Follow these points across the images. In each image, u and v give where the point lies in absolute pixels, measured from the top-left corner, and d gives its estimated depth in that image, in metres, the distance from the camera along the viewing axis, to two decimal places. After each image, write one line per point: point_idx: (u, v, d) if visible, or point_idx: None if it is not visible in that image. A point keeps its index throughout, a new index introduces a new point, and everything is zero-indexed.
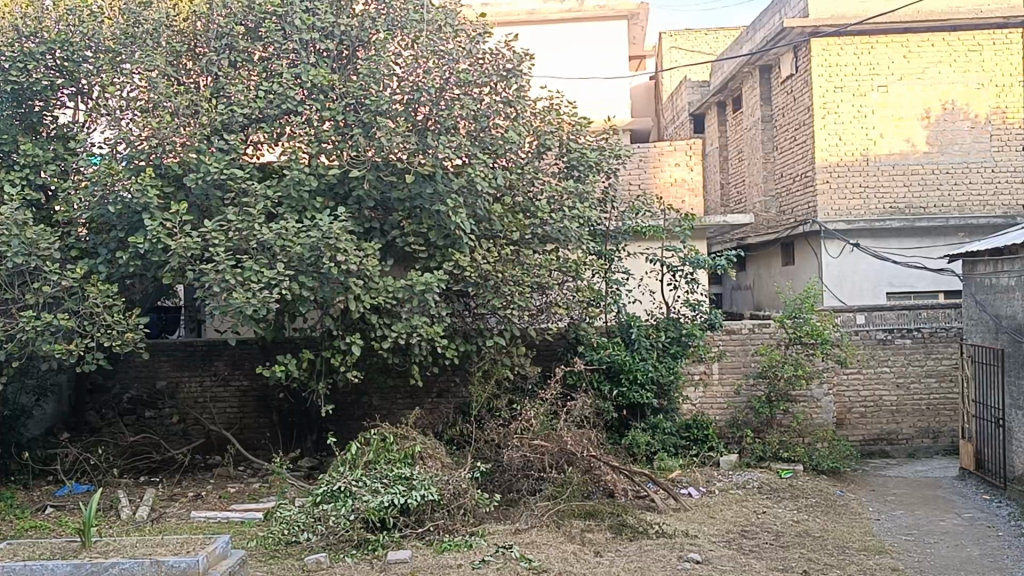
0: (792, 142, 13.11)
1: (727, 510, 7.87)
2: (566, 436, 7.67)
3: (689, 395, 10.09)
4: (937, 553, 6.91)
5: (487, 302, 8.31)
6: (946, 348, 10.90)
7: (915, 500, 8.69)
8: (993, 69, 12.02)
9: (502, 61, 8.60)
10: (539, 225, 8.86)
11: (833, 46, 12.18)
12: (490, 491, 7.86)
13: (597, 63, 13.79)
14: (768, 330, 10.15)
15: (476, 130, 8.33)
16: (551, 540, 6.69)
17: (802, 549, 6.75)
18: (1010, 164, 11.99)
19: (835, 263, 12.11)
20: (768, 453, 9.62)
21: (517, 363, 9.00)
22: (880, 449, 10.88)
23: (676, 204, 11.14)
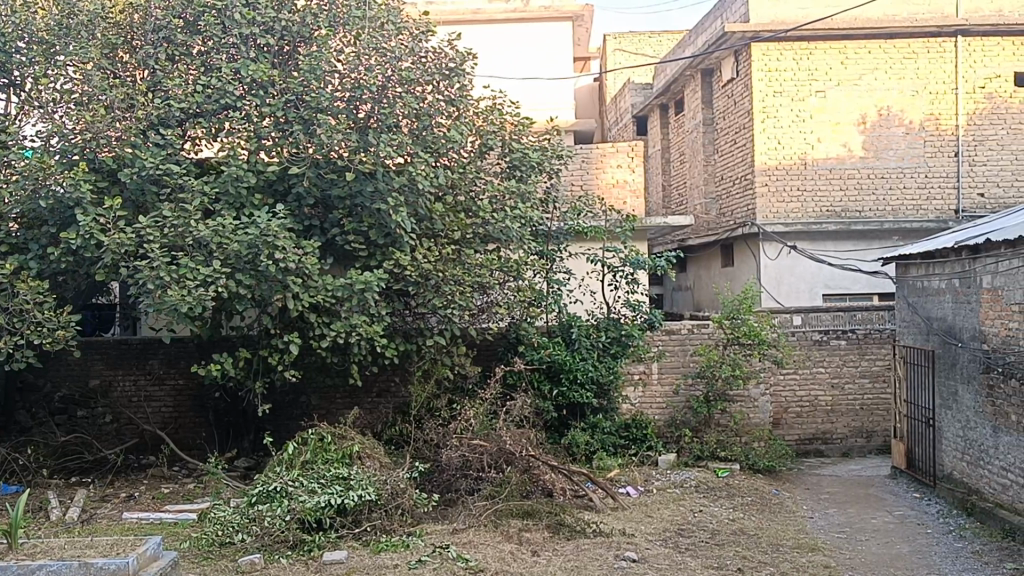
0: (732, 145, 13.27)
1: (663, 509, 7.93)
2: (505, 436, 7.72)
3: (628, 395, 10.13)
4: (868, 550, 7.03)
5: (428, 302, 8.26)
6: (879, 349, 11.10)
7: (849, 499, 8.82)
8: (927, 77, 12.26)
9: (445, 59, 8.62)
10: (481, 224, 8.81)
11: (773, 51, 12.33)
12: (428, 491, 7.85)
13: (542, 64, 13.82)
14: (707, 330, 10.23)
15: (418, 130, 8.29)
16: (487, 539, 6.68)
17: (738, 547, 6.83)
18: (944, 170, 12.24)
19: (773, 265, 12.28)
20: (706, 452, 9.73)
21: (457, 363, 8.96)
22: (814, 448, 11.05)
23: (617, 204, 11.20)
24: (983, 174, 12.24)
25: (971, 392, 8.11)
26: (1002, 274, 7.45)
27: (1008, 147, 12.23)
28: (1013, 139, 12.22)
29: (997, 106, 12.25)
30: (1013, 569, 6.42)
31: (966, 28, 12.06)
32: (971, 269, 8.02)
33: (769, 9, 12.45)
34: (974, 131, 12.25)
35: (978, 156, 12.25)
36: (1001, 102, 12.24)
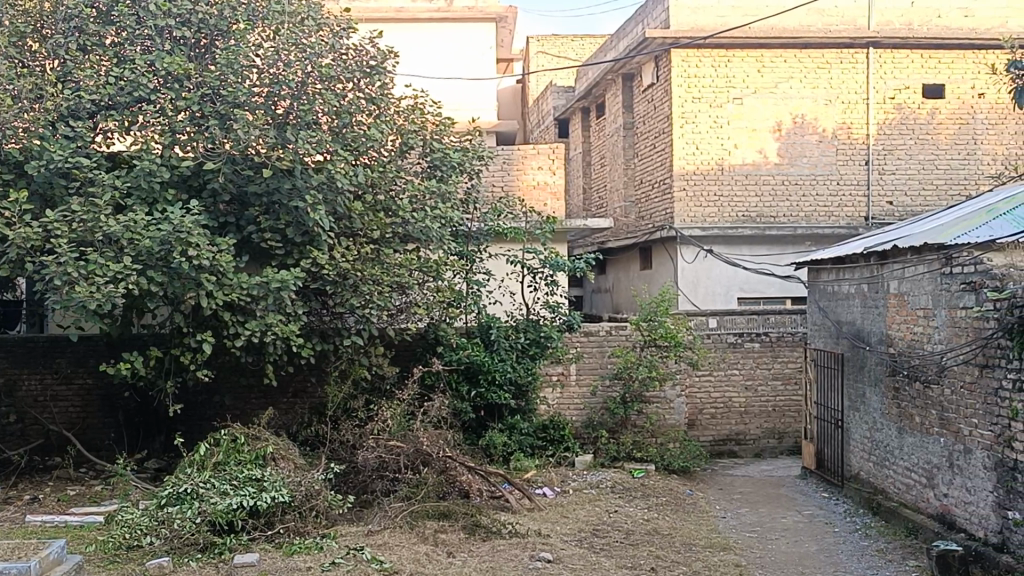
0: (651, 149, 13.41)
1: (579, 509, 7.99)
2: (421, 437, 7.70)
3: (546, 396, 10.14)
4: (777, 549, 7.17)
5: (346, 302, 8.18)
6: (791, 352, 11.35)
7: (760, 499, 8.99)
8: (839, 87, 12.57)
9: (366, 57, 8.58)
10: (400, 223, 8.73)
11: (692, 58, 12.47)
12: (344, 492, 7.81)
13: (462, 63, 13.75)
14: (624, 332, 10.32)
15: (338, 127, 8.20)
16: (402, 541, 6.65)
17: (652, 547, 6.91)
18: (854, 178, 12.59)
19: (690, 268, 12.43)
20: (622, 453, 9.85)
21: (375, 363, 8.88)
22: (728, 449, 11.22)
23: (537, 206, 11.17)
24: (891, 182, 12.62)
25: (877, 394, 8.34)
26: (908, 279, 7.68)
27: (915, 156, 12.63)
28: (920, 149, 12.63)
29: (905, 116, 12.63)
30: (915, 566, 6.61)
31: (877, 41, 12.41)
32: (879, 274, 8.24)
33: (689, 15, 12.63)
34: (884, 140, 12.61)
35: (887, 165, 12.63)
36: (910, 112, 12.62)
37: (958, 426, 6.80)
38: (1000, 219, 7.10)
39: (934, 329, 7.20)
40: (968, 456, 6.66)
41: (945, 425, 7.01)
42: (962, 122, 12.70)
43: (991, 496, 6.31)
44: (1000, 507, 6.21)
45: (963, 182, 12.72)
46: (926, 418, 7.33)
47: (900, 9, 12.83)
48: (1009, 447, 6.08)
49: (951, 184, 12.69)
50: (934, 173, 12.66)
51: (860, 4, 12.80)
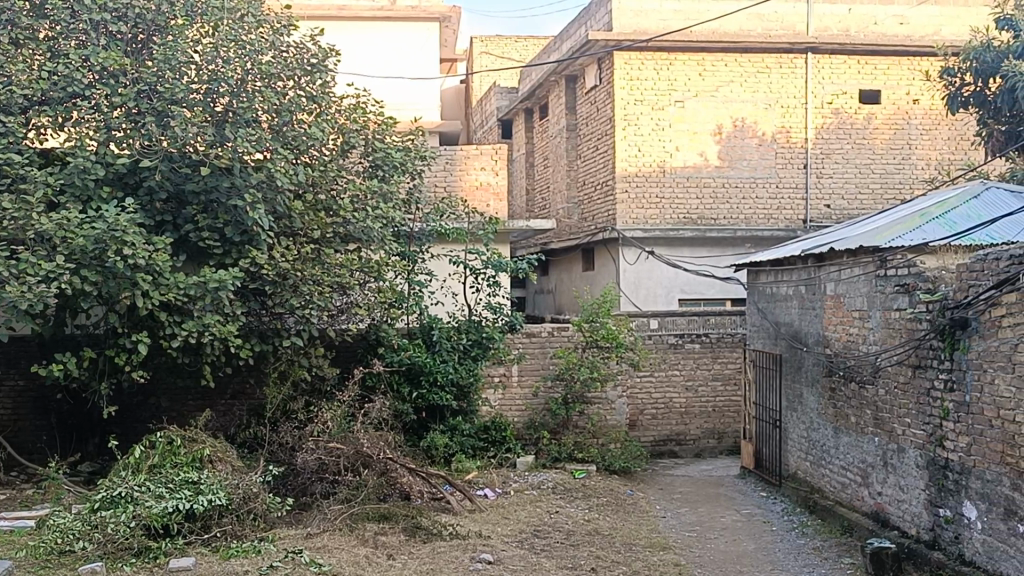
0: (593, 150, 13.46)
1: (520, 510, 7.99)
2: (361, 438, 7.64)
3: (488, 397, 10.13)
4: (715, 548, 7.24)
5: (285, 302, 8.07)
6: (731, 353, 11.48)
7: (699, 498, 9.07)
8: (778, 91, 12.74)
9: (307, 55, 8.48)
10: (341, 223, 8.65)
11: (634, 60, 12.50)
12: (283, 495, 7.75)
13: (406, 63, 13.68)
14: (566, 333, 10.33)
15: (278, 126, 8.10)
16: (342, 543, 6.59)
17: (593, 547, 6.93)
18: (792, 181, 12.78)
19: (632, 270, 12.50)
20: (564, 454, 9.88)
21: (315, 364, 8.78)
22: (669, 449, 11.32)
23: (481, 207, 11.12)
24: (829, 186, 12.84)
25: (814, 395, 8.46)
26: (844, 281, 7.80)
27: (851, 161, 12.86)
28: (856, 153, 12.87)
29: (843, 121, 12.85)
30: (850, 563, 6.71)
31: (815, 46, 12.60)
32: (816, 276, 8.36)
33: (632, 18, 12.67)
34: (821, 145, 12.83)
35: (824, 169, 12.85)
36: (847, 117, 12.85)
37: (891, 425, 6.93)
38: (933, 224, 7.27)
39: (869, 330, 7.32)
40: (901, 455, 6.79)
41: (879, 424, 7.14)
42: (897, 127, 12.96)
43: (924, 494, 6.44)
44: (932, 505, 6.33)
45: (897, 186, 12.97)
46: (861, 417, 7.46)
47: (837, 15, 13.06)
48: (941, 446, 6.21)
49: (886, 188, 12.94)
50: (870, 177, 12.90)
51: (799, 10, 13.01)
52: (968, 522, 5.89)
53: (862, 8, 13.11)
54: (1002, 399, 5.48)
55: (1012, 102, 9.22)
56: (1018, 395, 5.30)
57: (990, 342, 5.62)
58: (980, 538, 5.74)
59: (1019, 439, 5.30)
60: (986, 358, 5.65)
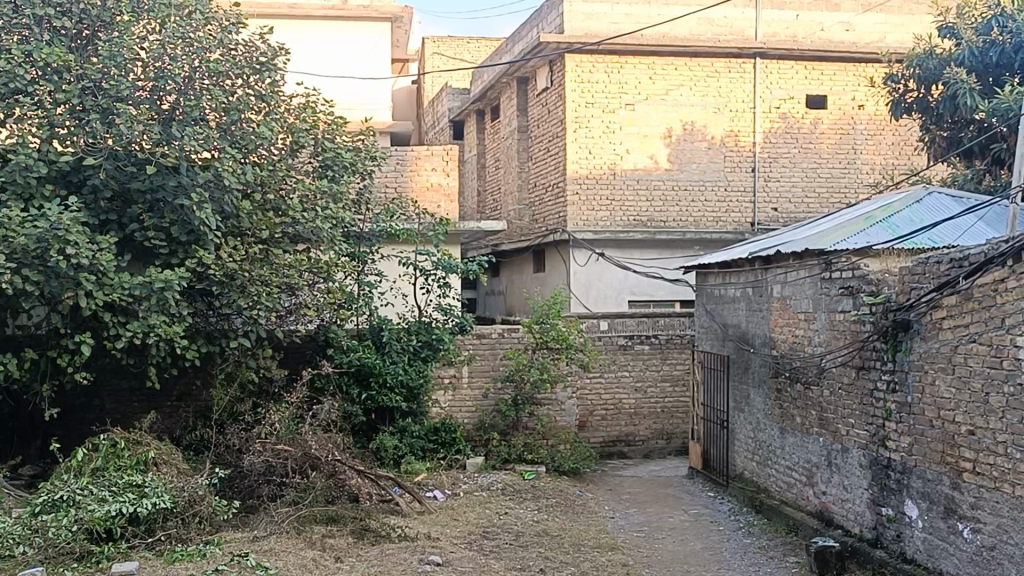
0: (545, 152, 13.49)
1: (469, 512, 7.97)
2: (309, 440, 7.60)
3: (438, 399, 10.10)
4: (663, 548, 7.29)
5: (233, 303, 7.97)
6: (680, 355, 11.57)
7: (648, 499, 9.14)
8: (727, 95, 12.87)
9: (256, 53, 8.39)
10: (290, 223, 8.57)
11: (586, 63, 12.51)
12: (229, 498, 7.68)
13: (357, 62, 13.58)
14: (517, 335, 10.35)
15: (226, 124, 8.00)
16: (289, 546, 6.53)
17: (541, 548, 6.94)
18: (741, 184, 12.94)
19: (582, 271, 12.55)
20: (513, 455, 9.90)
21: (263, 365, 8.69)
22: (618, 450, 11.38)
23: (431, 208, 11.09)
24: (776, 190, 13.02)
25: (761, 395, 8.56)
26: (790, 284, 7.89)
27: (798, 165, 13.06)
28: (803, 157, 13.06)
29: (790, 125, 13.03)
30: (795, 562, 6.79)
31: (763, 51, 12.73)
32: (763, 278, 8.47)
33: (583, 21, 12.69)
34: (769, 149, 12.99)
35: (772, 173, 13.02)
36: (795, 122, 13.03)
37: (835, 426, 7.03)
38: (877, 228, 7.40)
39: (814, 332, 7.42)
40: (845, 455, 6.89)
41: (824, 425, 7.24)
42: (843, 132, 13.17)
43: (867, 493, 6.54)
44: (875, 504, 6.43)
45: (843, 190, 13.19)
46: (807, 418, 7.56)
47: (786, 21, 13.26)
48: (883, 446, 6.31)
49: (832, 192, 13.14)
50: (817, 181, 13.09)
51: (747, 16, 13.16)
52: (910, 520, 5.99)
53: (810, 14, 13.34)
54: (942, 400, 5.59)
55: (953, 108, 9.38)
56: (959, 395, 5.42)
57: (931, 344, 5.73)
58: (920, 536, 5.85)
59: (959, 439, 5.41)
60: (928, 359, 5.76)
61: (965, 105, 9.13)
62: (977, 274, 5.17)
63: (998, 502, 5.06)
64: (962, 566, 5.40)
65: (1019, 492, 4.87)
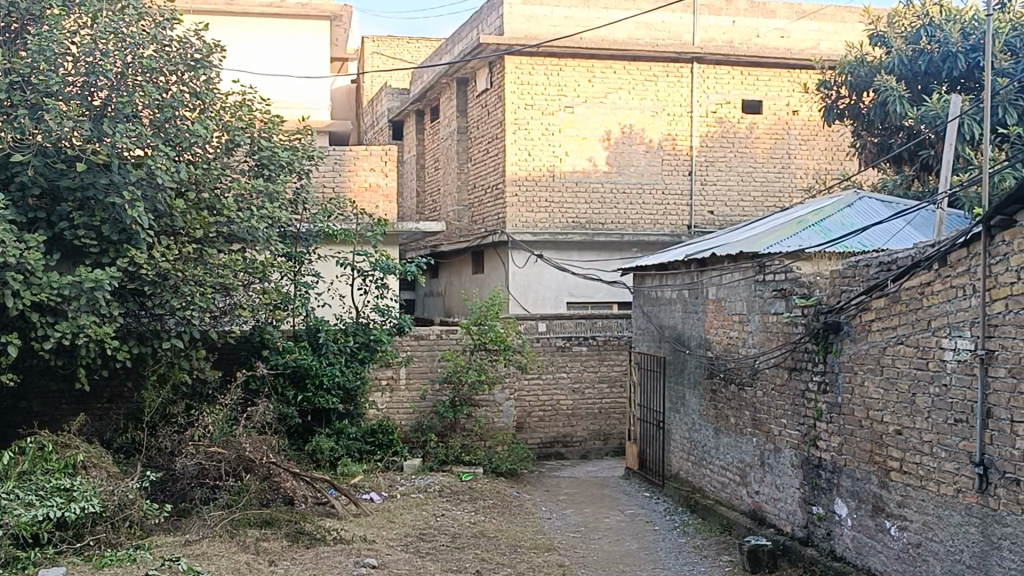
0: (484, 154, 13.49)
1: (406, 514, 7.94)
2: (244, 442, 7.53)
3: (375, 401, 10.05)
4: (598, 548, 7.34)
5: (166, 303, 7.83)
6: (617, 356, 11.67)
7: (584, 499, 9.19)
8: (665, 99, 12.99)
9: (191, 49, 8.26)
10: (224, 223, 8.44)
11: (525, 65, 12.53)
12: (160, 502, 7.50)
13: (295, 61, 13.44)
14: (455, 336, 10.35)
15: (159, 122, 7.87)
16: (222, 550, 6.44)
17: (478, 550, 6.94)
18: (678, 187, 13.07)
19: (521, 273, 12.58)
20: (451, 457, 9.89)
21: (196, 367, 8.56)
22: (556, 451, 11.42)
23: (369, 209, 11.02)
24: (712, 193, 13.19)
25: (696, 396, 8.65)
26: (725, 286, 7.99)
27: (734, 168, 13.25)
28: (738, 161, 13.26)
29: (726, 129, 13.21)
30: (728, 561, 6.87)
31: (701, 56, 12.92)
32: (699, 280, 8.56)
33: (522, 23, 12.71)
34: (705, 153, 13.16)
35: (708, 176, 13.19)
36: (731, 126, 13.22)
37: (768, 426, 7.14)
38: (809, 231, 7.53)
39: (747, 333, 7.53)
40: (777, 454, 7.00)
41: (757, 425, 7.35)
42: (778, 137, 13.40)
43: (798, 492, 6.65)
44: (806, 502, 6.54)
45: (777, 194, 13.43)
46: (740, 418, 7.66)
47: (722, 27, 13.45)
48: (814, 445, 6.42)
49: (767, 196, 13.36)
50: (752, 185, 13.30)
51: (684, 21, 13.31)
52: (839, 518, 6.10)
53: (746, 21, 13.55)
54: (871, 400, 5.71)
55: (884, 115, 9.53)
56: (887, 396, 5.53)
57: (860, 345, 5.85)
58: (850, 534, 5.96)
59: (887, 438, 5.53)
60: (857, 361, 5.87)
61: (895, 111, 9.30)
62: (904, 278, 5.27)
63: (923, 500, 5.18)
64: (889, 563, 5.52)
65: (944, 491, 4.99)
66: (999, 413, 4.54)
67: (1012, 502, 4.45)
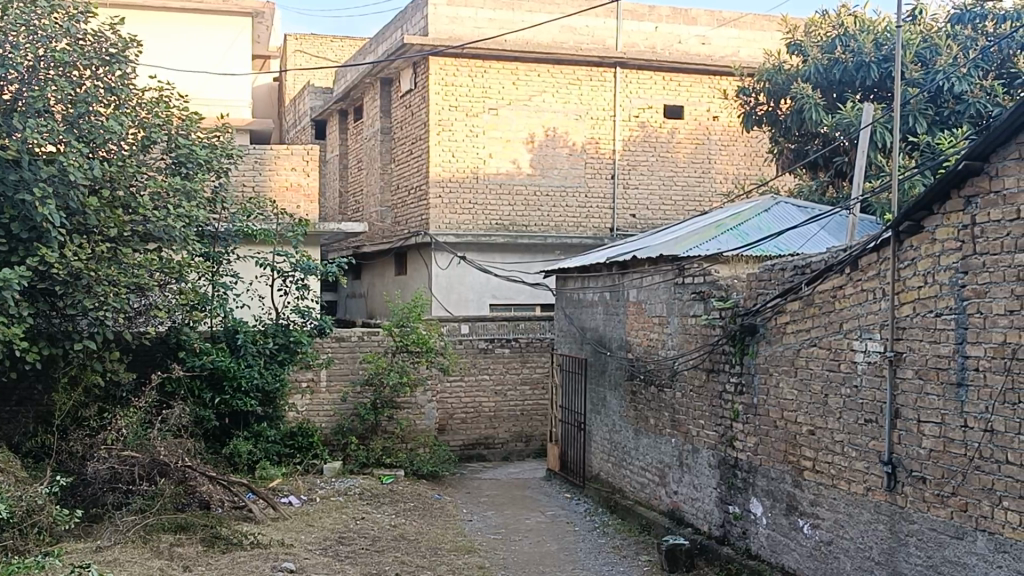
0: (408, 154, 13.44)
1: (325, 517, 7.86)
2: (159, 445, 7.36)
3: (294, 403, 9.92)
4: (518, 549, 7.36)
5: (77, 303, 7.59)
6: (539, 358, 11.71)
7: (505, 501, 9.20)
8: (588, 103, 13.09)
9: (105, 43, 7.98)
10: (140, 222, 8.18)
11: (449, 66, 12.49)
12: (71, 507, 7.34)
13: (215, 57, 13.20)
14: (376, 338, 10.24)
15: (72, 117, 7.71)
16: (134, 556, 6.29)
17: (397, 552, 6.91)
18: (601, 190, 13.19)
19: (444, 275, 12.50)
20: (371, 460, 9.85)
21: (109, 369, 8.34)
22: (477, 453, 11.41)
23: (290, 209, 10.89)
24: (634, 196, 13.33)
25: (617, 397, 8.73)
26: (645, 289, 8.08)
27: (656, 172, 13.42)
28: (661, 165, 13.44)
29: (647, 134, 13.37)
30: (646, 560, 6.95)
31: (624, 60, 13.06)
32: (620, 283, 8.64)
33: (447, 24, 12.67)
34: (628, 157, 13.30)
35: (631, 180, 13.33)
36: (652, 131, 13.39)
37: (686, 427, 7.23)
38: (726, 235, 7.66)
39: (667, 335, 7.62)
40: (694, 455, 7.10)
41: (676, 426, 7.44)
42: (698, 142, 13.63)
43: (715, 492, 6.75)
44: (723, 502, 6.64)
45: (698, 199, 13.64)
46: (660, 420, 7.75)
47: (644, 32, 13.57)
48: (731, 446, 6.52)
49: (687, 200, 13.57)
50: (673, 190, 13.50)
51: (608, 26, 13.41)
52: (755, 517, 6.20)
53: (667, 27, 13.66)
54: (786, 401, 5.82)
55: (800, 122, 9.72)
56: (801, 397, 5.65)
57: (774, 347, 5.97)
58: (764, 533, 6.07)
59: (800, 439, 5.65)
60: (772, 363, 5.98)
61: (810, 119, 9.51)
62: (817, 281, 5.38)
63: (835, 498, 5.29)
64: (802, 561, 5.64)
65: (854, 489, 5.12)
66: (906, 414, 4.67)
67: (919, 500, 4.58)
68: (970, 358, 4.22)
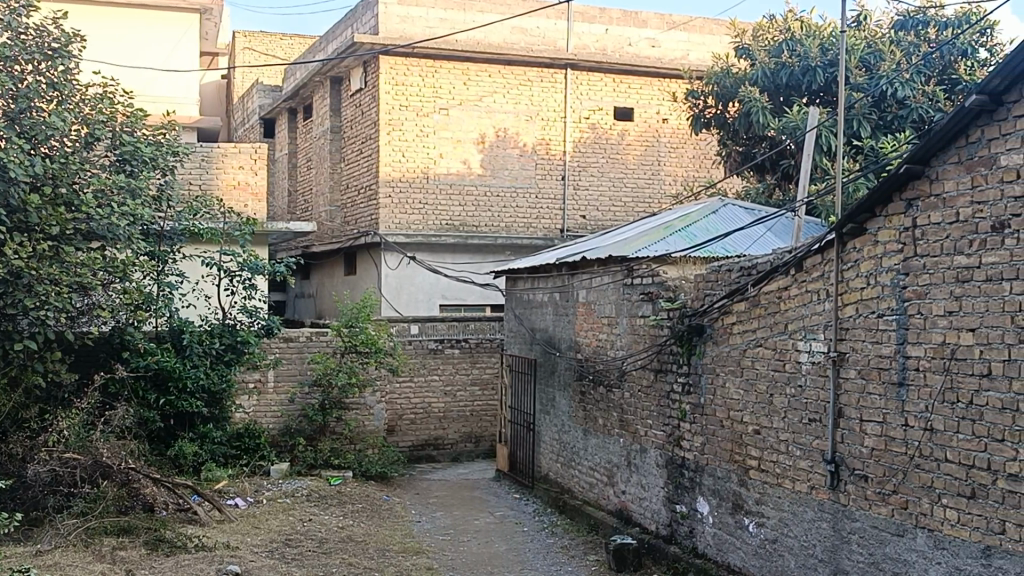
0: (357, 154, 13.36)
1: (272, 519, 7.78)
2: (102, 448, 7.23)
3: (241, 404, 9.82)
4: (467, 550, 7.35)
5: (18, 302, 7.40)
6: (489, 358, 11.71)
7: (454, 502, 9.19)
8: (539, 104, 13.11)
9: (48, 38, 7.84)
10: (83, 219, 7.98)
11: (400, 66, 12.45)
12: (11, 510, 7.21)
13: (160, 54, 13.01)
14: (325, 338, 10.20)
15: (13, 113, 7.58)
16: (75, 560, 6.18)
17: (345, 554, 6.86)
18: (551, 192, 13.23)
19: (394, 275, 12.44)
20: (320, 461, 9.79)
21: (50, 369, 8.17)
22: (426, 454, 11.38)
23: (238, 208, 10.76)
24: (584, 198, 13.40)
25: (565, 398, 8.76)
26: (594, 290, 8.11)
27: (606, 174, 13.50)
28: (610, 167, 13.51)
29: (597, 136, 13.44)
30: (594, 560, 6.98)
31: (575, 62, 13.11)
32: (570, 284, 8.66)
33: (397, 24, 12.62)
34: (578, 158, 13.36)
35: (581, 181, 13.38)
36: (602, 133, 13.46)
37: (634, 427, 7.27)
38: (675, 236, 7.72)
39: (616, 336, 7.65)
40: (642, 455, 7.15)
41: (624, 426, 7.48)
42: (647, 144, 13.73)
43: (662, 491, 6.80)
44: (670, 501, 6.69)
45: (647, 201, 13.75)
46: (608, 420, 7.79)
47: (595, 34, 13.63)
48: (678, 446, 6.58)
49: (636, 202, 13.67)
50: (623, 191, 13.59)
51: (559, 27, 13.46)
52: (701, 516, 6.26)
53: (618, 29, 13.73)
54: (732, 401, 5.88)
55: (748, 125, 9.81)
56: (746, 397, 5.72)
57: (721, 348, 6.02)
58: (710, 531, 6.12)
59: (745, 438, 5.71)
60: (719, 363, 6.04)
61: (757, 122, 9.60)
62: (763, 283, 5.43)
63: (779, 497, 5.36)
64: (747, 559, 5.69)
65: (798, 488, 5.18)
66: (849, 414, 4.75)
67: (861, 498, 4.65)
68: (911, 358, 4.30)
